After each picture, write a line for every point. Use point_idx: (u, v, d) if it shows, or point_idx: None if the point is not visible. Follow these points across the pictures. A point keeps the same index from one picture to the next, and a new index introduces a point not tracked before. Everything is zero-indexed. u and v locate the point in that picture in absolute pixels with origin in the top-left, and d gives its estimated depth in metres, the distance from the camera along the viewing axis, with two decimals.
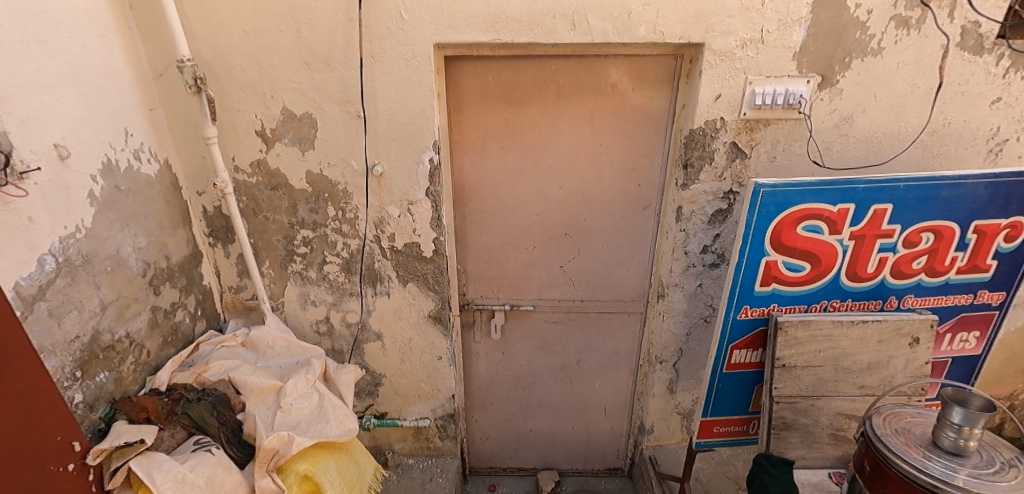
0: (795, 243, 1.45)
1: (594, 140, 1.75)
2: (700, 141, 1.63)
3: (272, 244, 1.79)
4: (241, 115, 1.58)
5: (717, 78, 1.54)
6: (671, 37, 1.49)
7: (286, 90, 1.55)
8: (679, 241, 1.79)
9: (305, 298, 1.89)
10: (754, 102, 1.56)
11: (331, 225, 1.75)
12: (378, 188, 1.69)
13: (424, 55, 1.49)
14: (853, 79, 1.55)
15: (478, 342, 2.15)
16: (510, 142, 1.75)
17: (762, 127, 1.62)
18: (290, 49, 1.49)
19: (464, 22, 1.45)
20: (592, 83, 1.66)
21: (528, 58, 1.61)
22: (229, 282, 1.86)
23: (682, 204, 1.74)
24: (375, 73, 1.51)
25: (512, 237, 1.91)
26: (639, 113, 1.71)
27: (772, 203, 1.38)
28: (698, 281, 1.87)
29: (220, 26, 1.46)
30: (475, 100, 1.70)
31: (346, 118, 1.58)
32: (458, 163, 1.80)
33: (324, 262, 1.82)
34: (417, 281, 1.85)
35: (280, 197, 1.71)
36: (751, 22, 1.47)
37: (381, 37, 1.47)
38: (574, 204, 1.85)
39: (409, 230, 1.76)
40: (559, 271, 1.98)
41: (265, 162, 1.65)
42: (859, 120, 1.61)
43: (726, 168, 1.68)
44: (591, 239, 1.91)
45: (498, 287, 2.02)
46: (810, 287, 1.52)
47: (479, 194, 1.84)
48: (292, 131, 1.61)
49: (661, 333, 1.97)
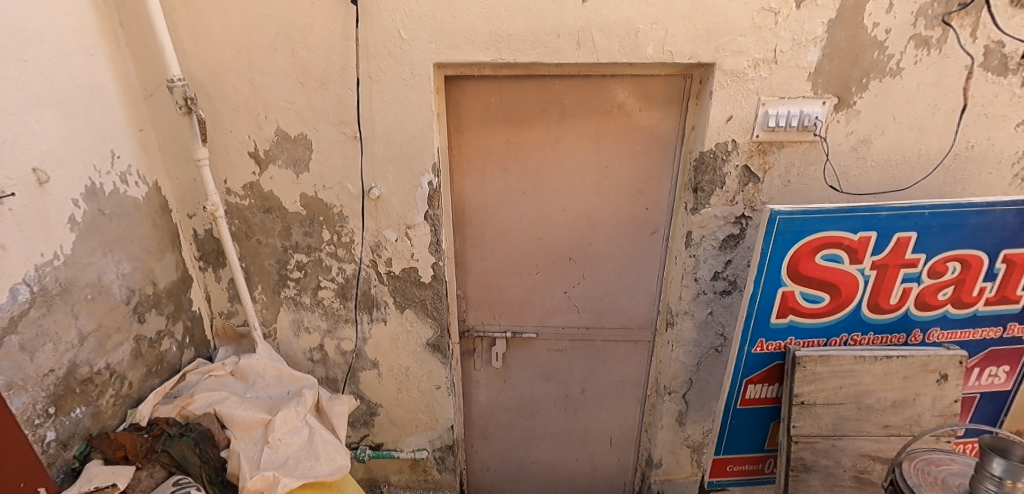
0: (814, 273, 1.37)
1: (600, 162, 1.68)
2: (710, 165, 1.57)
3: (264, 269, 1.72)
4: (233, 135, 1.53)
5: (728, 99, 1.48)
6: (680, 57, 1.43)
7: (281, 110, 1.49)
8: (689, 267, 1.72)
9: (298, 324, 1.81)
10: (767, 124, 1.49)
11: (326, 250, 1.68)
12: (375, 211, 1.62)
13: (423, 75, 1.44)
14: (871, 100, 1.48)
15: (478, 370, 2.06)
16: (512, 164, 1.69)
17: (775, 150, 1.55)
18: (284, 68, 1.44)
19: (465, 41, 1.40)
20: (597, 103, 1.60)
21: (532, 77, 1.56)
22: (219, 308, 1.79)
23: (692, 229, 1.66)
24: (373, 92, 1.46)
25: (514, 261, 1.84)
26: (647, 134, 1.65)
27: (789, 231, 1.30)
28: (708, 309, 1.78)
29: (213, 44, 1.42)
30: (477, 121, 1.64)
31: (342, 139, 1.52)
32: (459, 185, 1.73)
33: (318, 287, 1.75)
34: (414, 307, 1.78)
35: (273, 220, 1.65)
36: (764, 41, 1.41)
37: (379, 56, 1.41)
38: (579, 228, 1.78)
39: (407, 255, 1.69)
40: (563, 297, 1.90)
41: (258, 185, 1.59)
42: (878, 143, 1.54)
43: (737, 192, 1.61)
44: (596, 263, 1.83)
45: (499, 313, 1.94)
46: (830, 320, 1.43)
47: (480, 217, 1.78)
48: (286, 153, 1.55)
49: (670, 362, 1.88)
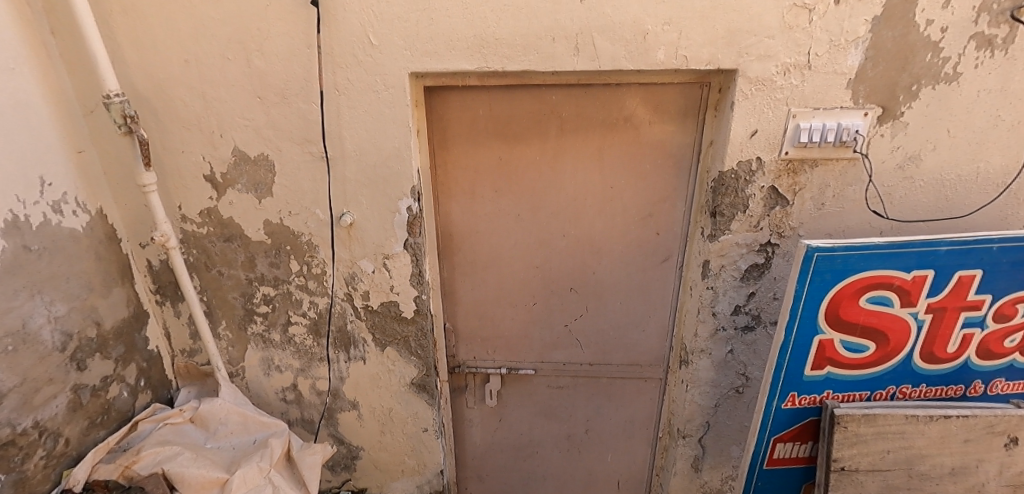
0: (856, 318, 1.15)
1: (604, 182, 1.48)
2: (731, 186, 1.36)
3: (228, 303, 1.54)
4: (186, 156, 1.35)
5: (752, 111, 1.27)
6: (696, 62, 1.22)
7: (238, 128, 1.31)
8: (706, 301, 1.51)
9: (268, 363, 1.63)
10: (798, 139, 1.28)
11: (294, 282, 1.50)
12: (348, 240, 1.43)
13: (397, 86, 1.25)
14: (921, 110, 1.27)
15: (471, 408, 1.87)
16: (505, 185, 1.49)
17: (808, 169, 1.34)
18: (239, 80, 1.26)
19: (446, 47, 1.21)
20: (601, 115, 1.40)
21: (525, 87, 1.36)
22: (180, 345, 1.61)
23: (709, 258, 1.46)
24: (341, 107, 1.27)
25: (508, 292, 1.65)
26: (658, 150, 1.44)
27: (829, 270, 1.08)
28: (728, 346, 1.58)
29: (158, 54, 1.24)
30: (464, 137, 1.44)
31: (308, 160, 1.34)
32: (445, 208, 1.54)
33: (288, 323, 1.56)
34: (396, 345, 1.59)
35: (235, 250, 1.46)
36: (796, 43, 1.20)
37: (346, 65, 1.23)
38: (581, 255, 1.58)
39: (385, 288, 1.50)
40: (564, 331, 1.70)
41: (216, 211, 1.41)
42: (929, 160, 1.32)
43: (762, 217, 1.40)
44: (601, 294, 1.64)
45: (493, 347, 1.75)
46: (875, 371, 1.21)
47: (470, 244, 1.59)
48: (246, 176, 1.37)
49: (684, 404, 1.68)
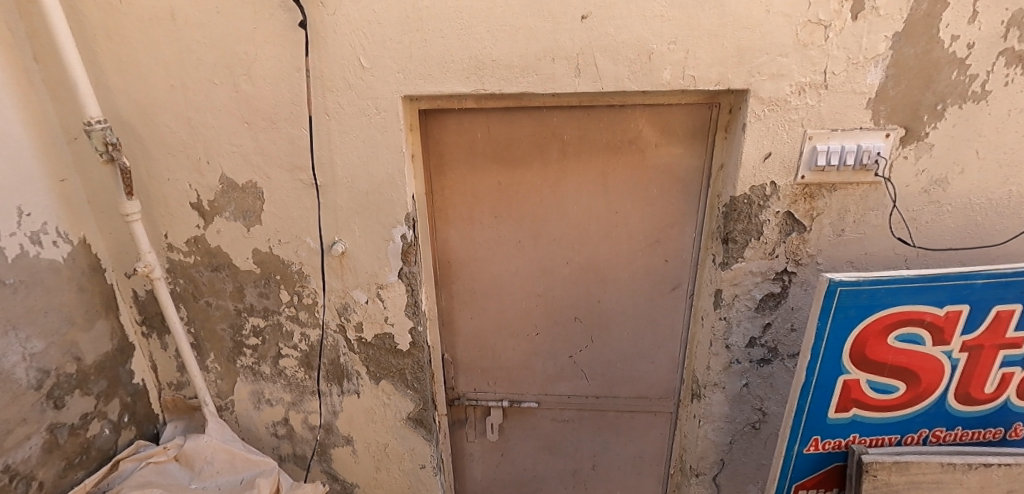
0: (885, 358, 1.04)
1: (609, 208, 1.41)
2: (743, 211, 1.29)
3: (216, 335, 1.48)
4: (172, 184, 1.31)
5: (765, 133, 1.20)
6: (705, 82, 1.15)
7: (225, 154, 1.26)
8: (718, 332, 1.44)
9: (258, 396, 1.56)
10: (815, 162, 1.20)
11: (285, 313, 1.43)
12: (340, 269, 1.37)
13: (390, 110, 1.19)
14: (947, 131, 1.19)
15: (472, 442, 1.80)
16: (505, 210, 1.43)
17: (826, 193, 1.26)
18: (227, 106, 1.21)
19: (440, 69, 1.15)
20: (605, 137, 1.33)
21: (525, 109, 1.30)
22: (167, 378, 1.54)
23: (722, 287, 1.38)
24: (331, 132, 1.22)
25: (509, 321, 1.58)
26: (665, 174, 1.37)
27: (853, 306, 0.98)
28: (743, 380, 1.50)
29: (144, 80, 1.20)
30: (462, 161, 1.38)
31: (298, 187, 1.28)
32: (442, 234, 1.48)
33: (278, 356, 1.49)
34: (391, 378, 1.51)
35: (222, 280, 1.41)
36: (811, 61, 1.13)
37: (336, 89, 1.17)
38: (585, 282, 1.51)
39: (379, 319, 1.42)
40: (568, 362, 1.63)
41: (203, 239, 1.36)
42: (956, 183, 1.23)
43: (778, 244, 1.32)
44: (607, 323, 1.57)
45: (494, 379, 1.68)
46: (905, 414, 1.10)
47: (469, 271, 1.52)
48: (234, 203, 1.32)
49: (696, 440, 1.60)
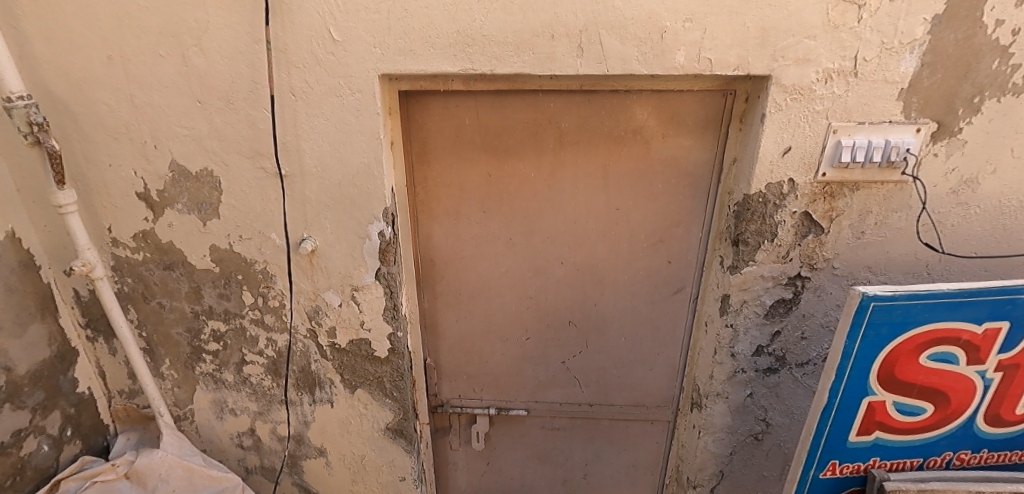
0: (914, 378, 0.95)
1: (609, 204, 1.29)
2: (758, 212, 1.17)
3: (172, 339, 1.33)
4: (115, 171, 1.14)
5: (786, 125, 1.08)
6: (722, 67, 1.02)
7: (175, 138, 1.10)
8: (724, 341, 1.33)
9: (220, 406, 1.42)
10: (839, 159, 1.09)
11: (248, 316, 1.28)
12: (310, 269, 1.22)
13: (365, 91, 1.04)
14: (982, 126, 1.08)
15: (456, 451, 1.68)
16: (495, 204, 1.29)
17: (847, 193, 1.15)
18: (175, 81, 1.05)
19: (423, 44, 1.00)
20: (607, 127, 1.20)
21: (518, 93, 1.15)
22: (117, 385, 1.39)
23: (729, 292, 1.27)
24: (298, 115, 1.06)
25: (498, 325, 1.46)
26: (671, 168, 1.24)
27: (885, 323, 0.88)
28: (747, 390, 1.40)
29: (75, 49, 1.03)
30: (447, 149, 1.24)
31: (260, 177, 1.13)
32: (425, 230, 1.34)
33: (242, 363, 1.35)
34: (369, 387, 1.38)
35: (177, 280, 1.25)
36: (841, 46, 1.01)
37: (302, 64, 1.02)
38: (581, 284, 1.39)
39: (354, 324, 1.29)
40: (561, 368, 1.52)
41: (153, 234, 1.20)
42: (987, 184, 1.13)
43: (793, 247, 1.21)
44: (603, 328, 1.46)
45: (480, 386, 1.56)
46: (929, 436, 1.02)
47: (455, 271, 1.39)
48: (187, 194, 1.16)
49: (696, 452, 1.51)
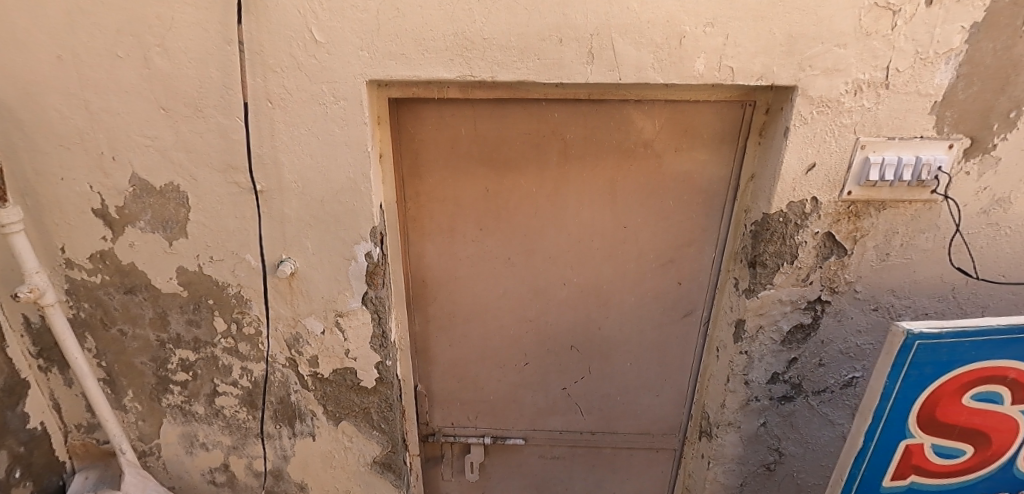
0: (955, 419, 0.86)
1: (616, 222, 1.19)
2: (778, 232, 1.09)
3: (135, 369, 1.20)
4: (69, 185, 1.02)
5: (811, 140, 0.99)
6: (745, 76, 0.94)
7: (136, 149, 0.98)
8: (737, 368, 1.24)
9: (190, 440, 1.29)
10: (866, 177, 1.01)
11: (220, 345, 1.17)
12: (289, 293, 1.11)
13: (351, 98, 0.93)
14: (1018, 143, 1.00)
15: (448, 481, 1.57)
16: (492, 221, 1.19)
17: (873, 212, 1.07)
18: (136, 86, 0.93)
19: (416, 47, 0.90)
20: (615, 139, 1.10)
21: (520, 102, 1.06)
22: (74, 419, 1.26)
23: (745, 317, 1.19)
24: (276, 124, 0.95)
25: (495, 350, 1.36)
26: (684, 183, 1.15)
27: (929, 362, 0.79)
28: (760, 419, 1.31)
29: (19, 48, 0.90)
30: (441, 162, 1.13)
31: (233, 192, 1.01)
32: (416, 248, 1.23)
33: (214, 394, 1.23)
34: (354, 419, 1.26)
35: (140, 305, 1.13)
36: (873, 55, 0.93)
37: (280, 68, 0.91)
38: (585, 307, 1.30)
39: (339, 352, 1.17)
40: (561, 395, 1.42)
41: (112, 255, 1.08)
42: (1020, 203, 1.06)
43: (813, 269, 1.13)
44: (607, 353, 1.36)
45: (475, 413, 1.45)
46: (968, 480, 0.93)
47: (448, 292, 1.28)
48: (150, 211, 1.04)
49: (705, 483, 1.42)
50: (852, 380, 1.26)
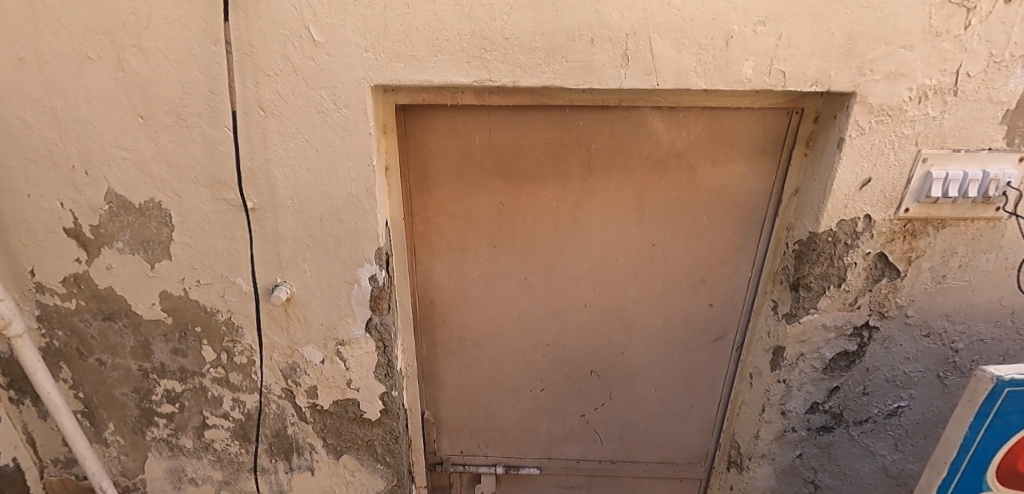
0: None
1: (644, 240, 1.09)
2: (826, 253, 0.98)
3: (116, 401, 1.10)
4: (37, 202, 0.91)
5: (868, 152, 0.89)
6: (797, 81, 0.83)
7: (111, 162, 0.88)
8: (774, 397, 1.14)
9: (177, 475, 1.19)
10: (927, 193, 0.91)
11: (209, 375, 1.06)
12: (285, 320, 1.00)
13: (353, 106, 0.82)
14: None
15: None
16: (507, 239, 1.08)
17: (931, 231, 0.97)
18: (110, 91, 0.82)
19: (427, 48, 0.79)
20: (645, 149, 1.00)
21: (541, 109, 0.95)
22: (51, 454, 1.15)
23: (784, 344, 1.08)
24: (268, 135, 0.85)
25: (508, 376, 1.25)
26: (719, 198, 1.05)
27: (1020, 412, 0.70)
28: (797, 451, 1.21)
29: None
30: (452, 174, 1.02)
31: (221, 209, 0.91)
32: (424, 267, 1.12)
33: (203, 427, 1.12)
34: (356, 453, 1.16)
35: (119, 332, 1.02)
36: (941, 57, 0.82)
37: (274, 71, 0.80)
38: (607, 330, 1.19)
39: (340, 383, 1.07)
40: (579, 422, 1.32)
41: (88, 278, 0.97)
42: None
43: (862, 293, 1.02)
44: (630, 378, 1.26)
45: (486, 441, 1.35)
46: None
47: (459, 314, 1.17)
48: (129, 230, 0.93)
49: None
50: (898, 410, 1.16)
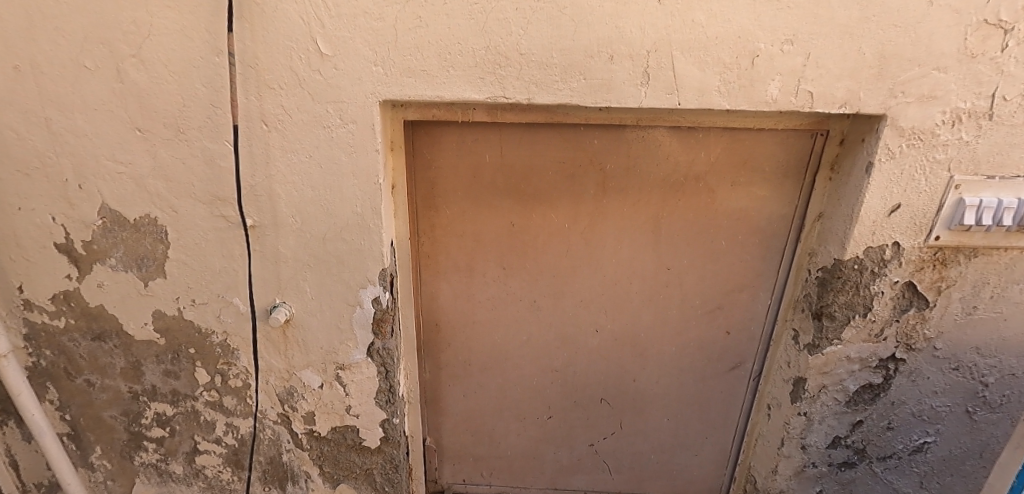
0: None
1: (659, 263, 1.04)
2: (851, 281, 0.93)
3: (103, 424, 1.04)
4: (27, 215, 0.87)
5: (898, 177, 0.85)
6: (825, 103, 0.80)
7: (106, 176, 0.84)
8: (794, 431, 1.08)
9: None
10: (960, 220, 0.86)
11: (201, 399, 1.01)
12: (282, 342, 0.96)
13: (361, 122, 0.79)
14: None
15: None
16: (517, 261, 1.04)
17: (962, 260, 0.92)
18: (107, 102, 0.79)
19: (439, 62, 0.75)
20: (662, 170, 0.96)
21: (555, 127, 0.91)
22: (34, 477, 1.10)
23: (806, 375, 1.03)
24: (270, 150, 0.81)
25: (514, 402, 1.20)
26: (738, 222, 1.01)
27: None
28: (816, 487, 1.15)
29: None
30: (460, 193, 0.98)
31: (220, 227, 0.87)
32: (429, 289, 1.08)
33: (194, 452, 1.07)
34: (354, 482, 1.10)
35: (109, 353, 0.98)
36: (977, 80, 0.78)
37: (278, 85, 0.76)
38: (618, 356, 1.14)
39: (339, 408, 1.02)
40: (587, 451, 1.26)
41: (78, 296, 0.93)
42: None
43: (889, 323, 0.97)
44: (641, 407, 1.20)
45: (490, 469, 1.30)
46: None
47: (464, 337, 1.13)
48: (123, 246, 0.89)
49: None
50: (924, 446, 1.10)
